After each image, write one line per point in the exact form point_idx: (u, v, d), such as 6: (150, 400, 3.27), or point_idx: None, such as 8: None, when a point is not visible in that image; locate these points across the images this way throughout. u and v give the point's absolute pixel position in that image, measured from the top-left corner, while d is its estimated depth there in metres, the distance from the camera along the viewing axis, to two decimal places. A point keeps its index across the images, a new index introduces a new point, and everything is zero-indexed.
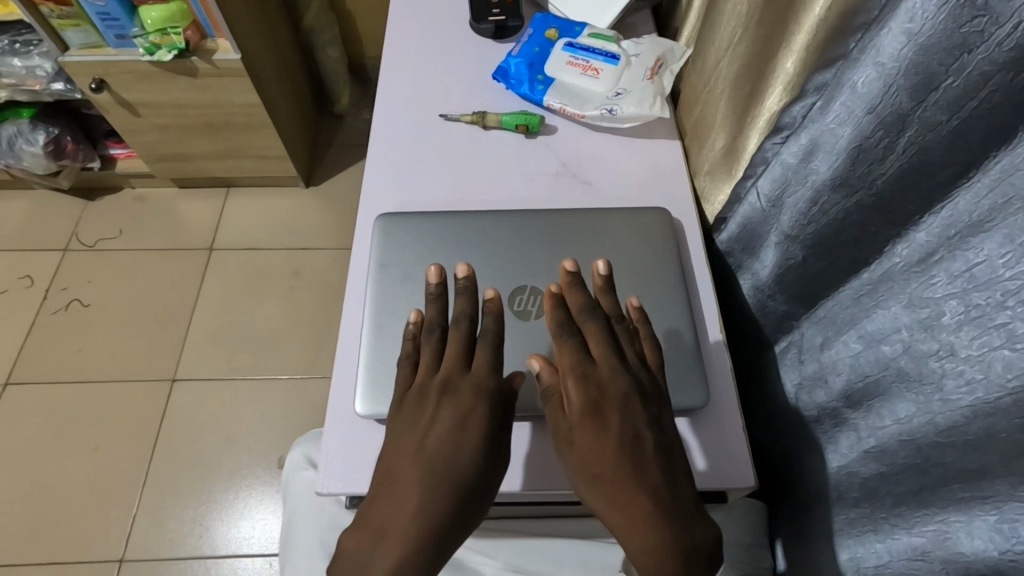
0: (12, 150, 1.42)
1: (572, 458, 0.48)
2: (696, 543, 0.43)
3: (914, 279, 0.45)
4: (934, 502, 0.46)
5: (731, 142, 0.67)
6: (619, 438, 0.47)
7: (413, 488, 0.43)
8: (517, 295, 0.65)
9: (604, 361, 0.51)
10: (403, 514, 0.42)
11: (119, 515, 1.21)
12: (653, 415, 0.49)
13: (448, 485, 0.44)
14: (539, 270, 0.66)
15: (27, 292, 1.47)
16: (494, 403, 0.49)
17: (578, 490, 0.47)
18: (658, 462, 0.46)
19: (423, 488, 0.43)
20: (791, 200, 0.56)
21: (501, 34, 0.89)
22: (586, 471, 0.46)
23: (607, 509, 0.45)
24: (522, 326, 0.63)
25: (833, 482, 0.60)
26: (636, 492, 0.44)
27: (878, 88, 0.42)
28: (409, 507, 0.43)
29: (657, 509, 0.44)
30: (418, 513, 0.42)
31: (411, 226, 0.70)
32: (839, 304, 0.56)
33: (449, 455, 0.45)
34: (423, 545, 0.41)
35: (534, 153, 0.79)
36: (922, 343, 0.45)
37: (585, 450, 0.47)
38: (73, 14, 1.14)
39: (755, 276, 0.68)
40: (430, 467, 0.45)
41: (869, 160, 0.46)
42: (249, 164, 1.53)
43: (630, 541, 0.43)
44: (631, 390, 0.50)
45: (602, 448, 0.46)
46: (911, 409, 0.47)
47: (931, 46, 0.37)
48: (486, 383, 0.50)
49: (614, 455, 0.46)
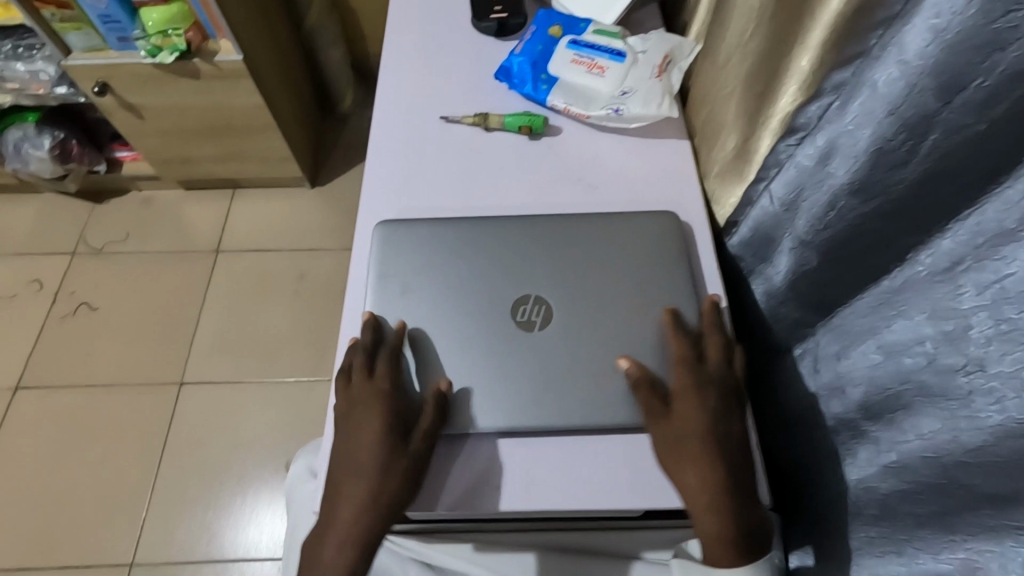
0: (18, 154, 1.43)
1: (663, 424, 0.56)
2: (750, 522, 0.53)
3: (938, 290, 0.42)
4: (959, 527, 0.43)
5: (743, 143, 0.64)
6: (714, 420, 0.55)
7: (350, 488, 0.55)
8: (521, 305, 0.63)
9: (713, 360, 0.58)
10: (349, 507, 0.54)
11: (130, 519, 1.22)
12: (743, 411, 0.57)
13: (371, 480, 0.54)
14: (546, 278, 0.64)
15: (36, 296, 1.48)
16: (395, 407, 0.57)
17: (657, 449, 0.56)
18: (739, 451, 0.54)
19: (356, 488, 0.55)
20: (806, 205, 0.54)
21: (504, 32, 0.87)
22: (673, 437, 0.55)
23: (680, 480, 0.54)
24: (525, 339, 0.61)
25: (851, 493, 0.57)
26: (715, 467, 0.53)
27: (900, 88, 0.40)
28: (351, 502, 0.54)
29: (725, 494, 0.53)
30: (358, 504, 0.54)
31: (407, 237, 0.68)
32: (856, 312, 0.53)
33: (366, 458, 0.55)
34: (366, 528, 0.54)
35: (538, 156, 0.76)
36: (947, 356, 0.43)
37: (683, 424, 0.55)
38: (74, 17, 1.13)
39: (768, 281, 0.66)
40: (356, 471, 0.55)
41: (890, 164, 0.44)
42: (253, 165, 1.52)
43: (698, 503, 0.53)
44: (729, 386, 0.57)
45: (696, 424, 0.55)
46: (936, 425, 0.45)
47: (959, 43, 0.35)
48: (387, 392, 0.58)
49: (701, 437, 0.54)
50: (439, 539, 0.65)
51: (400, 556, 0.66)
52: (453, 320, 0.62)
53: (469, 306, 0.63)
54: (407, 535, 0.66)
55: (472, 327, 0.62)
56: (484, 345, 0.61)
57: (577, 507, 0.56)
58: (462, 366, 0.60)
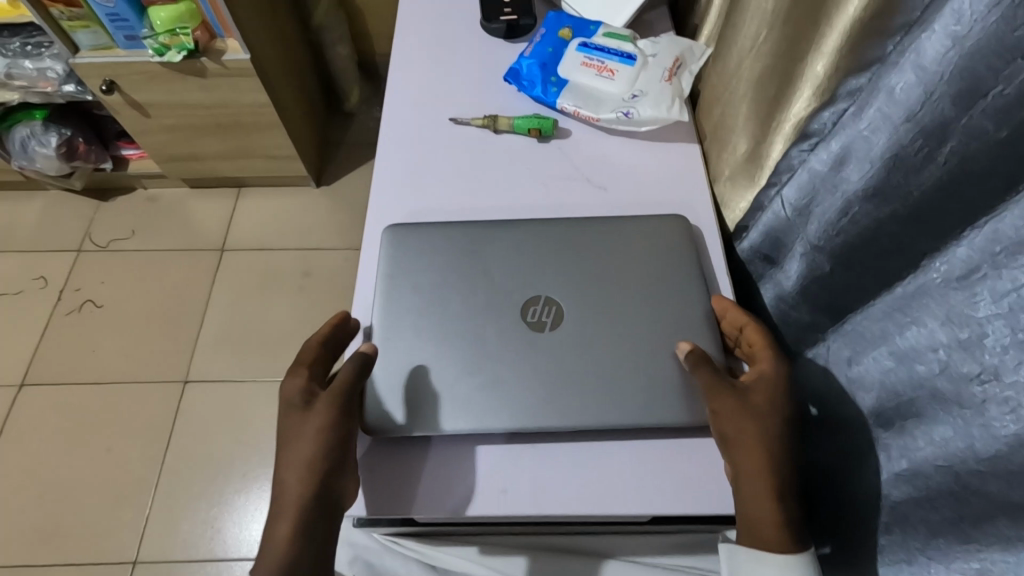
0: (25, 152, 1.43)
1: (746, 404, 0.54)
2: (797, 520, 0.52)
3: (954, 296, 0.42)
4: (976, 537, 0.43)
5: (754, 146, 0.64)
6: (792, 412, 0.54)
7: (279, 469, 0.53)
8: (530, 306, 0.63)
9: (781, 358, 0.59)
10: (281, 487, 0.52)
11: (134, 516, 1.22)
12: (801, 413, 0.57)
13: (295, 456, 0.53)
14: (555, 279, 0.64)
15: (42, 293, 1.48)
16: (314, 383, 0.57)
17: (731, 426, 0.53)
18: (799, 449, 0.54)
19: (284, 466, 0.53)
20: (819, 210, 0.54)
21: (513, 34, 0.87)
22: (755, 418, 0.53)
23: (746, 460, 0.52)
24: (536, 339, 0.61)
25: (858, 500, 0.56)
26: (785, 457, 0.52)
27: (918, 94, 0.40)
28: (282, 482, 0.52)
29: (786, 484, 0.51)
30: (289, 483, 0.52)
31: (416, 239, 0.68)
32: (868, 318, 0.53)
33: (288, 436, 0.54)
34: (297, 504, 0.51)
35: (547, 159, 0.76)
36: (962, 364, 0.42)
37: (764, 407, 0.54)
38: (83, 15, 1.13)
39: (778, 285, 0.65)
40: (281, 451, 0.54)
41: (906, 170, 0.43)
42: (259, 163, 1.52)
43: (762, 491, 0.51)
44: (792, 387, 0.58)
45: (779, 412, 0.54)
46: (949, 433, 0.45)
47: (980, 50, 0.35)
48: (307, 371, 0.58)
49: (776, 420, 0.53)
50: (446, 542, 0.65)
51: (405, 557, 0.66)
52: (461, 321, 0.62)
53: (477, 308, 0.63)
54: (414, 537, 0.66)
55: (482, 329, 0.62)
56: (492, 346, 0.61)
57: (586, 511, 0.56)
58: (471, 366, 0.60)
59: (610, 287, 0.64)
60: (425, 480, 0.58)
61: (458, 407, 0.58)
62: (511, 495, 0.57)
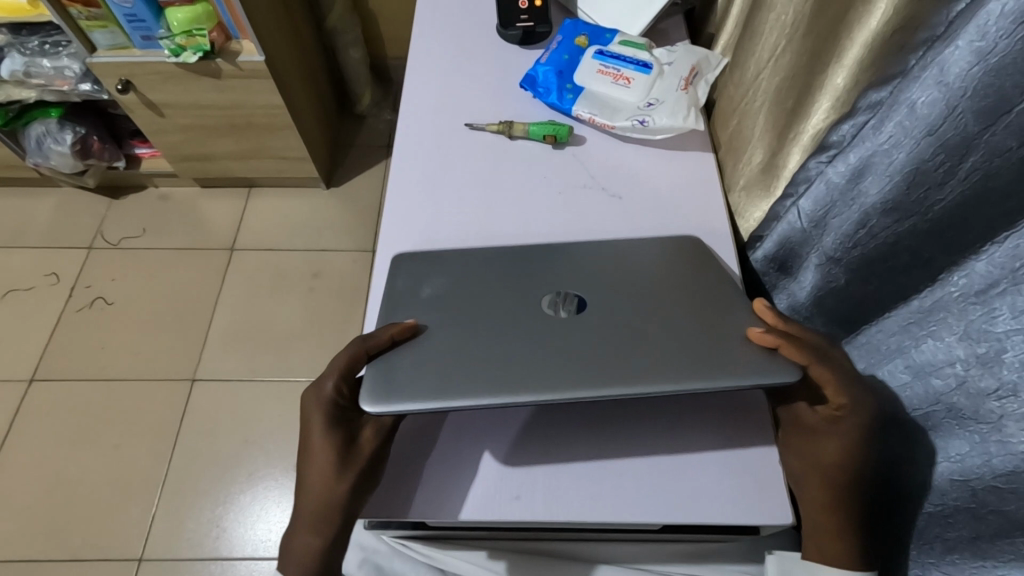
0: (39, 149, 1.45)
1: (811, 452, 0.54)
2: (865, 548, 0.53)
3: (974, 312, 0.43)
4: (992, 553, 0.45)
5: (770, 157, 0.64)
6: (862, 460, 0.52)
7: (307, 500, 0.56)
8: (551, 301, 0.60)
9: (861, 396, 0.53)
10: (305, 516, 0.56)
11: (140, 513, 1.22)
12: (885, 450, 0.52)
13: (326, 498, 0.55)
14: (573, 277, 0.62)
15: (53, 290, 1.49)
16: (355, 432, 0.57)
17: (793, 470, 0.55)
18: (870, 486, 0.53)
19: (313, 501, 0.55)
20: (836, 221, 0.54)
21: (529, 40, 0.87)
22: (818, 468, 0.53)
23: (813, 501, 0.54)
24: (561, 325, 0.57)
25: (907, 488, 0.52)
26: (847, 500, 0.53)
27: (940, 109, 0.40)
28: (309, 514, 0.55)
29: (852, 516, 0.53)
30: (314, 520, 0.55)
31: (429, 263, 0.66)
32: (883, 331, 0.54)
33: (321, 477, 0.55)
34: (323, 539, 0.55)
35: (562, 166, 0.76)
36: (979, 380, 0.43)
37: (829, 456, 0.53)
38: (101, 16, 1.14)
39: (793, 296, 0.66)
40: (313, 486, 0.55)
41: (926, 184, 0.43)
42: (271, 164, 1.53)
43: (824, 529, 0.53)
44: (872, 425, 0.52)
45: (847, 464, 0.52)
46: (964, 447, 0.46)
47: (1006, 67, 0.35)
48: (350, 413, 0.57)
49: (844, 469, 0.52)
50: (453, 546, 0.65)
51: (413, 559, 0.66)
52: (476, 312, 0.59)
53: (495, 304, 0.60)
54: (422, 540, 0.66)
55: (503, 320, 0.58)
56: (511, 333, 0.56)
57: (599, 518, 0.55)
58: (491, 349, 0.55)
59: (625, 286, 0.60)
60: (432, 483, 0.57)
61: (477, 378, 0.53)
62: (523, 501, 0.56)
